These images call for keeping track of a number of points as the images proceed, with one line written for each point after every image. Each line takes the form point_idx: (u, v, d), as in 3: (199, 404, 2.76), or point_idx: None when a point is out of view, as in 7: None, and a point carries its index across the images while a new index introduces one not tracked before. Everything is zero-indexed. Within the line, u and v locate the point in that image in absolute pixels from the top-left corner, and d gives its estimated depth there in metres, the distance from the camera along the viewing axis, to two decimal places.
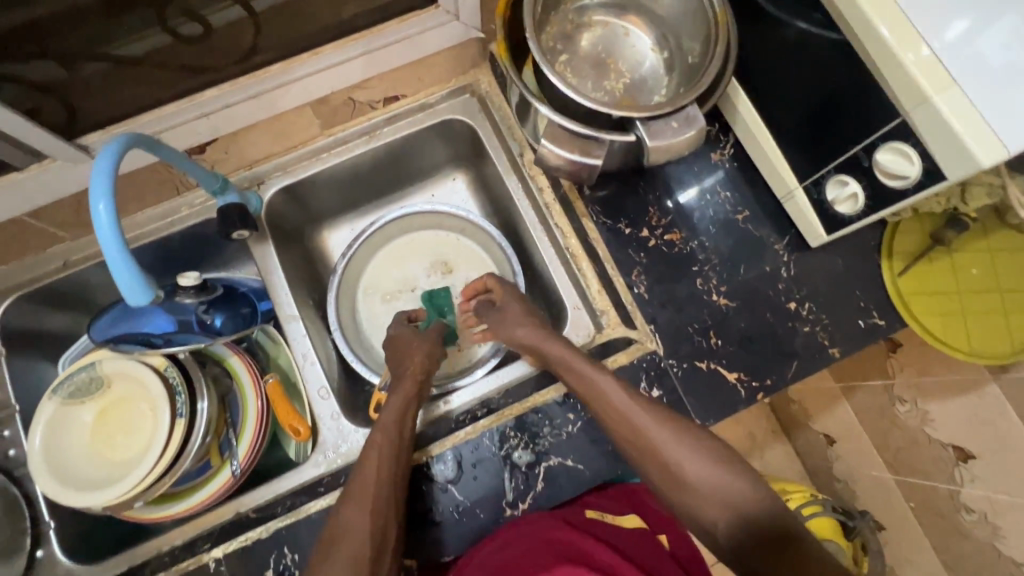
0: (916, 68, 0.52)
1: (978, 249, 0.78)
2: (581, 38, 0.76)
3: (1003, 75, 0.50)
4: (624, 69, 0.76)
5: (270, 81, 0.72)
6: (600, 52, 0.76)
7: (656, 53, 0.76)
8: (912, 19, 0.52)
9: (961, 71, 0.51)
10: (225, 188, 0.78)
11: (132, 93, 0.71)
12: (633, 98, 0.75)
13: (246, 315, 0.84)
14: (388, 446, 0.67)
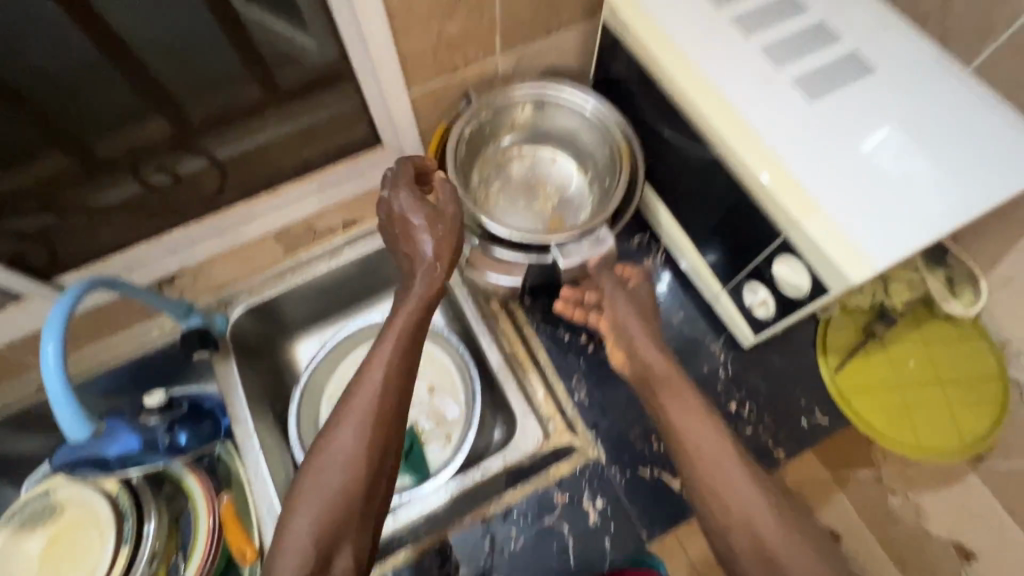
0: (783, 192, 0.57)
1: (912, 339, 0.80)
2: (512, 168, 0.85)
3: (870, 200, 0.56)
4: (551, 194, 0.84)
5: (236, 218, 0.83)
6: (531, 179, 0.85)
7: (580, 176, 0.84)
8: (776, 151, 0.59)
9: (824, 189, 0.57)
10: (190, 312, 0.84)
11: (108, 235, 0.79)
12: (561, 217, 0.82)
13: (208, 432, 0.87)
14: (394, 364, 0.65)
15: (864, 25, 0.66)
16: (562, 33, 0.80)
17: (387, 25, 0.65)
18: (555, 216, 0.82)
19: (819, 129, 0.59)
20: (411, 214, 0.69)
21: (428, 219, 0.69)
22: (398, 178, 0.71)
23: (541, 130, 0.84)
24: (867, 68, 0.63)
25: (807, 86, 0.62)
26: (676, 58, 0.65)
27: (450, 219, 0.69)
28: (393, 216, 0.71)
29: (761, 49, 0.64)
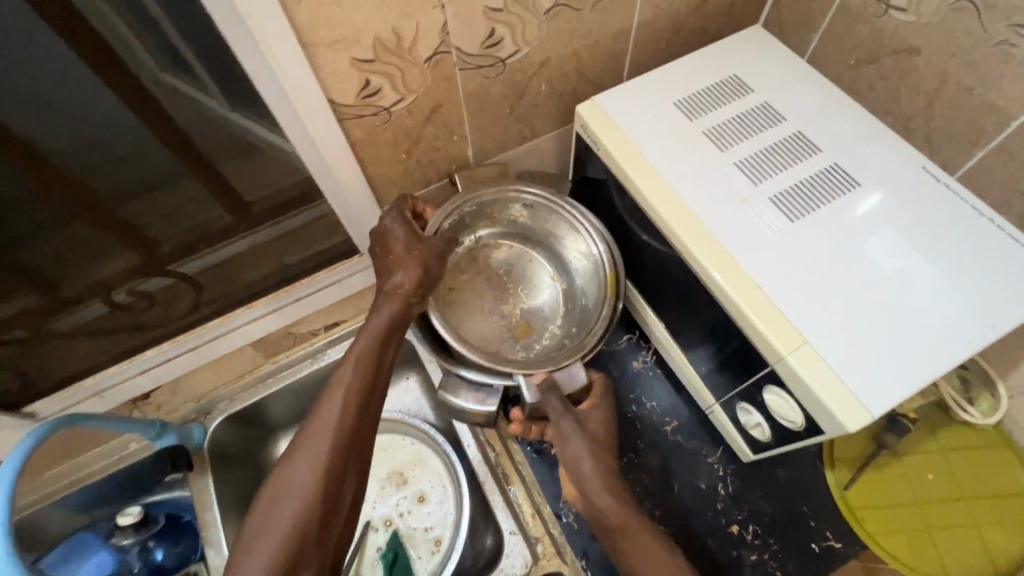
0: (756, 313, 0.54)
1: (928, 448, 0.74)
2: (487, 257, 0.81)
3: (868, 335, 0.52)
4: (522, 298, 0.80)
5: (209, 333, 0.80)
6: (504, 276, 0.81)
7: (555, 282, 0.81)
8: (757, 281, 0.55)
9: (800, 312, 0.53)
10: (163, 431, 0.81)
11: (82, 356, 0.79)
12: (529, 325, 0.79)
13: (184, 549, 0.88)
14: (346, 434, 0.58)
15: (844, 135, 0.64)
16: (537, 139, 0.79)
17: (352, 153, 0.64)
18: (521, 325, 0.79)
19: (799, 236, 0.57)
20: (397, 230, 0.68)
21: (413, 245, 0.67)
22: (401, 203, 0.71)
23: (523, 228, 0.80)
24: (851, 181, 0.60)
25: (787, 204, 0.59)
26: (647, 173, 0.63)
27: (432, 246, 0.68)
28: (380, 230, 0.69)
29: (736, 165, 0.62)
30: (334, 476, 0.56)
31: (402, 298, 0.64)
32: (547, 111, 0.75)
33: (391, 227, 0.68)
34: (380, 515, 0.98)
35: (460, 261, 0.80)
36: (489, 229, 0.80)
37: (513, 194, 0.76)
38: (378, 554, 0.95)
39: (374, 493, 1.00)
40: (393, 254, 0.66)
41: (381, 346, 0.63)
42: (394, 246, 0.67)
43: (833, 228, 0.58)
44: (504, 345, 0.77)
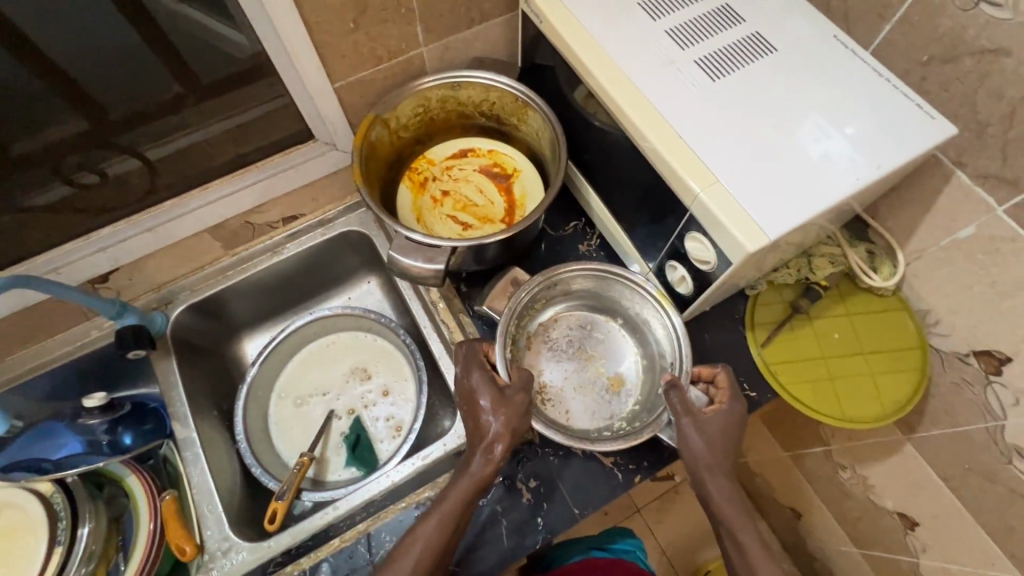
0: (681, 168, 0.59)
1: (838, 315, 0.83)
2: (557, 331, 0.82)
3: (783, 193, 0.57)
4: (598, 358, 0.81)
5: (165, 214, 0.81)
6: (575, 353, 0.81)
7: (635, 356, 0.80)
8: (685, 139, 0.60)
9: (721, 166, 0.58)
10: (124, 312, 0.84)
11: (37, 234, 0.79)
12: (615, 382, 0.79)
13: (151, 429, 0.88)
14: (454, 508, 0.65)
15: (768, 7, 0.68)
16: (486, 24, 0.81)
17: (299, 18, 0.66)
18: (613, 381, 0.79)
19: (728, 106, 0.62)
20: (479, 390, 0.68)
21: (496, 406, 0.66)
22: (473, 357, 0.71)
23: (590, 294, 0.82)
24: (768, 48, 0.65)
25: (709, 66, 0.64)
26: (586, 41, 0.66)
27: (517, 406, 0.66)
28: (463, 388, 0.70)
29: (666, 33, 0.66)
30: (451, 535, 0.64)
31: (495, 446, 0.65)
32: None
33: (474, 386, 0.69)
34: (344, 405, 1.03)
35: (533, 362, 0.80)
36: (549, 307, 0.82)
37: (559, 272, 0.76)
38: (341, 438, 1.00)
39: (337, 385, 1.04)
40: (478, 415, 0.67)
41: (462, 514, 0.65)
42: (479, 407, 0.67)
43: (760, 102, 0.62)
44: (611, 410, 0.78)
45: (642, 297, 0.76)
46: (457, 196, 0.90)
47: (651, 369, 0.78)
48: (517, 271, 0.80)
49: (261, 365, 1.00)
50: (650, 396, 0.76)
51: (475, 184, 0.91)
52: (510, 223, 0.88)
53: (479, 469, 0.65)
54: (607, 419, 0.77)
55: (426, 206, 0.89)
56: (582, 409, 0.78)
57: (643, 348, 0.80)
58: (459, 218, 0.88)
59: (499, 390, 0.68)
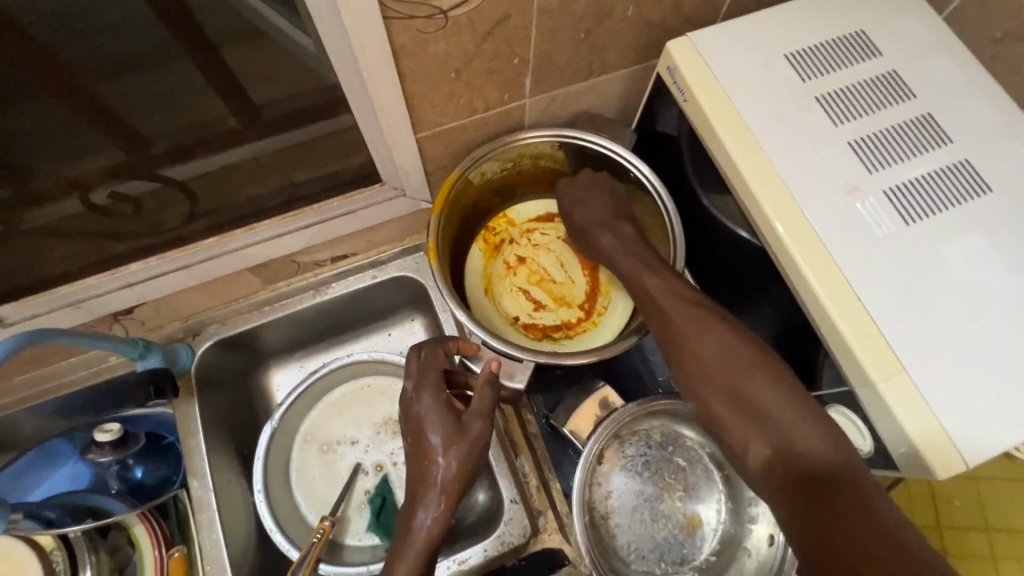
0: (857, 343, 0.46)
1: (961, 476, 0.70)
2: (634, 448, 0.71)
3: (986, 398, 0.45)
4: (677, 489, 0.69)
5: (202, 253, 0.70)
6: (650, 477, 0.70)
7: (721, 497, 0.69)
8: (866, 303, 0.47)
9: (912, 351, 0.46)
10: (148, 351, 0.74)
11: (57, 263, 0.69)
12: (695, 525, 0.68)
13: (165, 471, 0.82)
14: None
15: (983, 125, 0.53)
16: (605, 76, 0.67)
17: (393, 66, 0.53)
18: (690, 521, 0.68)
19: (922, 262, 0.48)
20: (431, 422, 0.62)
21: (450, 438, 0.61)
22: (427, 374, 0.66)
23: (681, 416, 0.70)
24: (979, 183, 0.51)
25: (903, 202, 0.50)
26: (746, 144, 0.52)
27: (472, 437, 0.61)
28: (414, 419, 0.63)
29: (849, 145, 0.52)
30: None
31: (447, 492, 0.60)
32: (625, 44, 0.63)
33: (424, 415, 0.63)
34: (372, 460, 0.94)
35: (601, 482, 0.69)
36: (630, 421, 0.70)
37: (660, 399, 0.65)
38: (366, 497, 0.92)
39: (368, 437, 0.96)
40: (430, 454, 0.61)
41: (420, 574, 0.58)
42: (431, 443, 0.61)
43: (963, 261, 0.48)
44: (684, 555, 0.67)
45: None
46: (533, 267, 0.78)
47: (740, 523, 0.67)
48: (608, 391, 0.68)
49: (288, 407, 0.90)
50: (735, 553, 0.65)
51: (557, 255, 0.78)
52: (590, 313, 0.76)
53: (433, 517, 0.59)
54: (677, 565, 0.67)
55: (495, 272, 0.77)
56: (650, 547, 0.67)
57: (732, 490, 0.68)
58: (531, 294, 0.76)
59: (453, 417, 0.62)
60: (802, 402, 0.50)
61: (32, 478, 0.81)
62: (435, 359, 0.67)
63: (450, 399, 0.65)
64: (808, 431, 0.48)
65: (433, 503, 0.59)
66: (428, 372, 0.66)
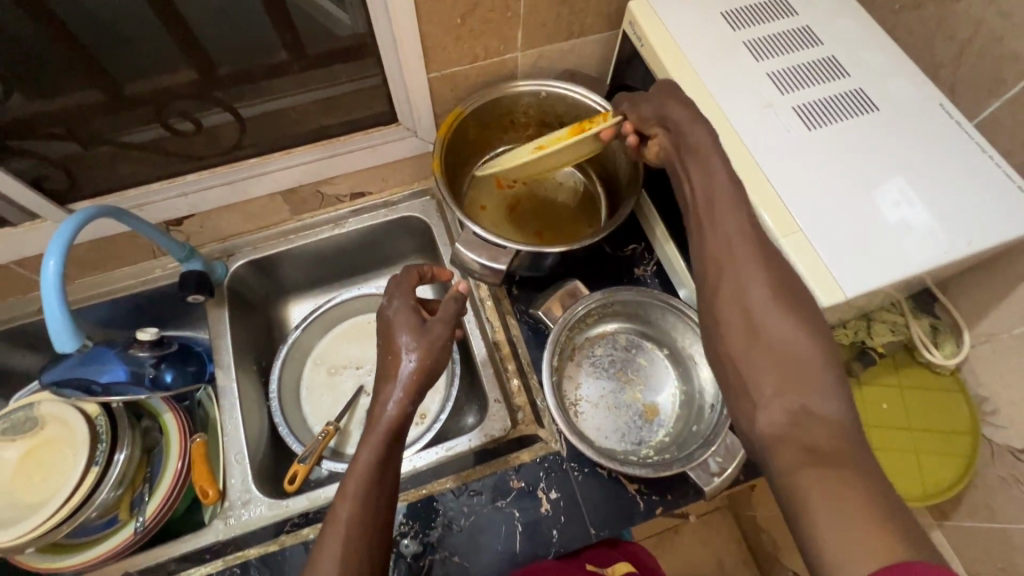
0: (765, 211, 0.59)
1: (887, 383, 0.81)
2: (601, 349, 0.82)
3: (863, 252, 0.57)
4: (637, 383, 0.80)
5: (245, 171, 0.85)
6: (614, 373, 0.81)
7: (675, 391, 0.80)
8: (774, 183, 0.60)
9: (807, 217, 0.58)
10: (191, 256, 0.88)
11: (127, 172, 0.83)
12: (652, 413, 0.78)
13: (193, 372, 0.91)
14: (371, 464, 0.59)
15: (876, 65, 0.67)
16: (584, 38, 0.83)
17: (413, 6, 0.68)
18: (648, 409, 0.78)
19: (822, 158, 0.61)
20: (400, 325, 0.67)
21: (417, 336, 0.66)
22: (401, 285, 0.71)
23: (640, 320, 0.82)
24: (870, 105, 0.65)
25: (807, 115, 0.64)
26: (686, 72, 0.67)
27: (434, 337, 0.66)
28: (385, 323, 0.68)
29: (768, 75, 0.66)
30: (373, 499, 0.58)
31: (409, 385, 0.63)
32: (599, 10, 0.78)
33: (394, 318, 0.68)
34: (374, 383, 1.04)
35: (572, 375, 0.80)
36: (599, 324, 0.83)
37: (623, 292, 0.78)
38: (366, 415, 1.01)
39: (371, 363, 1.06)
40: (396, 351, 0.65)
41: (385, 460, 0.60)
42: (397, 341, 0.66)
43: (855, 158, 0.61)
44: (642, 437, 0.77)
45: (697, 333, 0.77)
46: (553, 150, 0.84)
47: (690, 409, 0.77)
48: (578, 285, 0.83)
49: (303, 329, 1.02)
50: (685, 431, 0.75)
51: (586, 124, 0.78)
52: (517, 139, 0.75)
53: (396, 404, 0.62)
54: (636, 444, 0.76)
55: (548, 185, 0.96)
56: (611, 429, 0.77)
57: (684, 385, 0.79)
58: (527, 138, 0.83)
59: (419, 319, 0.67)
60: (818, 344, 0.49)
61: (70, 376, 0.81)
62: (407, 281, 0.72)
63: (418, 307, 0.70)
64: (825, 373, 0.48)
65: (391, 393, 0.63)
66: (400, 289, 0.71)
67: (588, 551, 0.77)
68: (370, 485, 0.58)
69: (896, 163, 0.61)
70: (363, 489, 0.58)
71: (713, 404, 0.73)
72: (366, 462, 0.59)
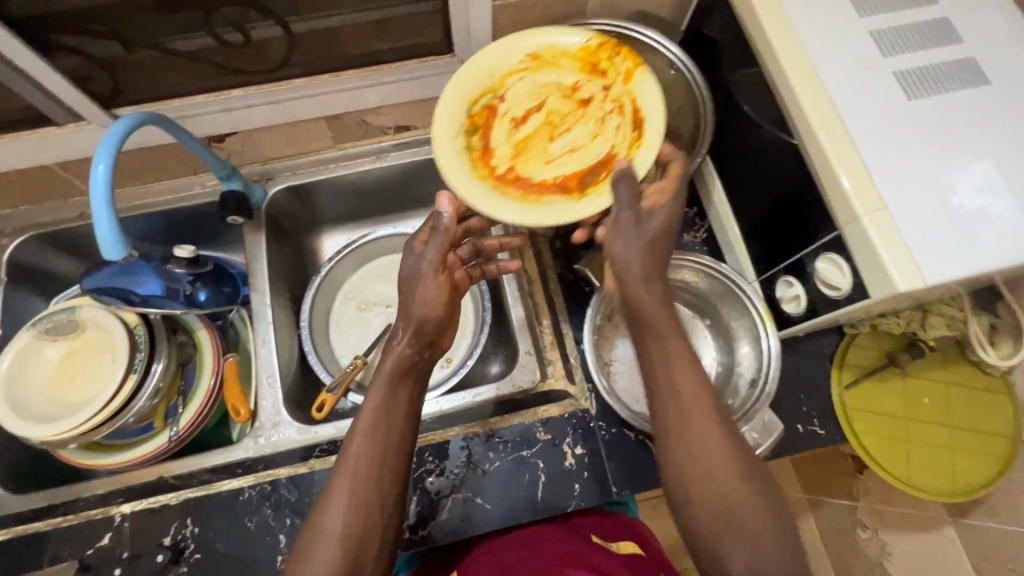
0: (850, 187, 0.55)
1: (933, 378, 0.78)
2: None
3: (951, 236, 0.53)
4: None
5: (292, 91, 0.81)
6: None
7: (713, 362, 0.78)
8: (863, 154, 0.55)
9: (893, 195, 0.54)
10: (232, 175, 0.85)
11: (172, 82, 0.80)
12: None
13: (228, 294, 0.90)
14: (388, 413, 0.61)
15: (994, 32, 0.61)
16: None
17: None
18: None
19: (920, 130, 0.56)
20: (419, 284, 0.67)
21: (433, 299, 0.66)
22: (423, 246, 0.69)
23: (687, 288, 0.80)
24: (982, 77, 0.59)
25: (909, 82, 0.58)
26: (781, 22, 0.61)
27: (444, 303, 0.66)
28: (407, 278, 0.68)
29: (871, 33, 0.60)
30: (388, 445, 0.59)
31: (419, 335, 0.65)
32: None
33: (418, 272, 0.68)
34: None
35: (610, 336, 0.79)
36: None
37: (675, 260, 0.76)
38: None
39: None
40: (413, 308, 0.66)
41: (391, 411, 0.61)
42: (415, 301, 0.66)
43: (955, 136, 0.56)
44: None
45: (743, 306, 0.73)
46: (566, 119, 0.70)
47: (726, 380, 0.75)
48: None
49: (337, 262, 1.01)
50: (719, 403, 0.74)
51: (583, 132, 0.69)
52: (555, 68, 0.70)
53: (405, 356, 0.64)
54: None
55: (599, 92, 0.69)
56: (643, 393, 0.76)
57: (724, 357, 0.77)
58: (530, 111, 0.70)
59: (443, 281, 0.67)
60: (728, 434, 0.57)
61: (107, 290, 0.79)
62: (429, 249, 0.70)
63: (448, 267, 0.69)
64: (735, 458, 0.55)
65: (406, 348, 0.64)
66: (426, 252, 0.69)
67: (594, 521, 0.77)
68: (384, 432, 0.60)
69: (1001, 145, 0.56)
70: (377, 434, 0.59)
71: (753, 375, 0.71)
72: (385, 411, 0.61)
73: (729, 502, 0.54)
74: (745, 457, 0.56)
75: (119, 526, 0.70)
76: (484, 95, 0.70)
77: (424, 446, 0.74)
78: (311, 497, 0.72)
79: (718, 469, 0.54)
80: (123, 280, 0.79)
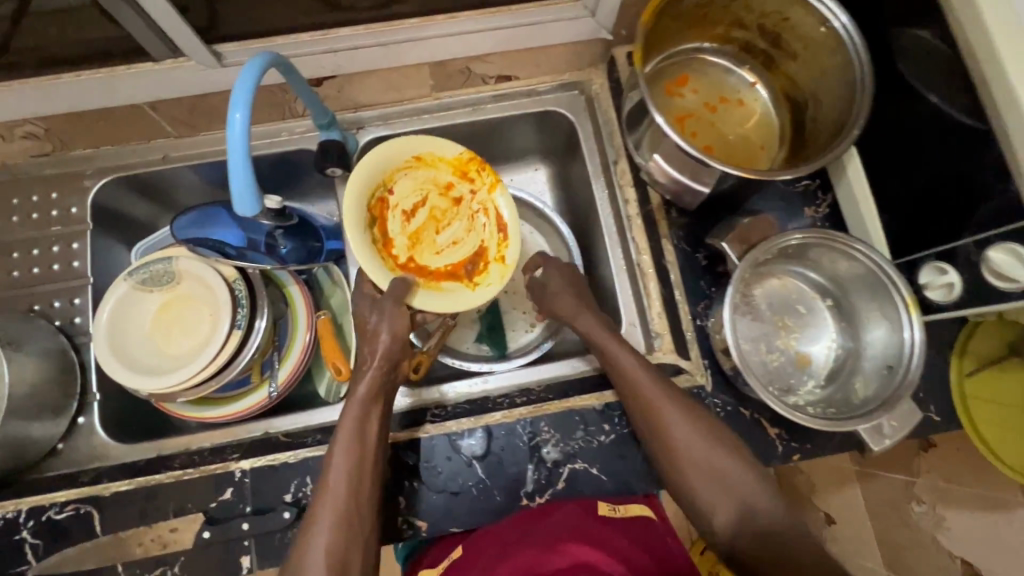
0: None
1: None
2: (760, 290, 0.78)
3: None
4: (793, 331, 0.77)
5: (403, 32, 0.75)
6: (771, 317, 0.77)
7: (830, 345, 0.76)
8: None
9: None
10: (331, 125, 0.78)
11: (273, 14, 0.74)
12: (804, 363, 0.76)
13: (314, 249, 0.84)
14: (362, 432, 0.64)
15: None
16: None
17: None
18: (801, 358, 0.76)
19: None
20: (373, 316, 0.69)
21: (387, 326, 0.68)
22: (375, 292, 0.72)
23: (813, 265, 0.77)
24: None
25: None
26: None
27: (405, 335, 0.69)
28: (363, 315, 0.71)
29: None
30: (362, 463, 0.63)
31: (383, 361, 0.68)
32: None
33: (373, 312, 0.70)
34: None
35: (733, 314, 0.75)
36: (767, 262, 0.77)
37: (821, 240, 0.71)
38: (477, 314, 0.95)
39: None
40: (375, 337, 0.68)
41: (362, 435, 0.64)
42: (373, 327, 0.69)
43: None
44: (791, 384, 0.74)
45: (881, 294, 0.71)
46: (447, 215, 0.73)
47: (846, 364, 0.74)
48: (767, 219, 0.74)
49: None
50: (841, 386, 0.73)
51: (454, 231, 0.73)
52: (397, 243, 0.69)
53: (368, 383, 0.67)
54: (784, 391, 0.74)
55: (466, 193, 0.73)
56: (763, 373, 0.74)
57: (843, 341, 0.76)
58: (416, 205, 0.71)
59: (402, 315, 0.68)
60: (702, 424, 0.67)
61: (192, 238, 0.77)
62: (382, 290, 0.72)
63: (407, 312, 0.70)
64: (712, 448, 0.66)
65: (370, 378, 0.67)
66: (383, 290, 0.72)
67: (597, 500, 0.73)
68: (355, 451, 0.63)
69: None
70: (351, 458, 0.62)
71: (889, 363, 0.69)
72: (358, 431, 0.64)
73: (716, 474, 0.65)
74: (722, 440, 0.67)
75: (240, 481, 0.69)
76: (377, 189, 0.68)
77: (539, 416, 0.73)
78: (428, 462, 0.71)
79: (705, 449, 0.66)
80: (206, 228, 0.77)
